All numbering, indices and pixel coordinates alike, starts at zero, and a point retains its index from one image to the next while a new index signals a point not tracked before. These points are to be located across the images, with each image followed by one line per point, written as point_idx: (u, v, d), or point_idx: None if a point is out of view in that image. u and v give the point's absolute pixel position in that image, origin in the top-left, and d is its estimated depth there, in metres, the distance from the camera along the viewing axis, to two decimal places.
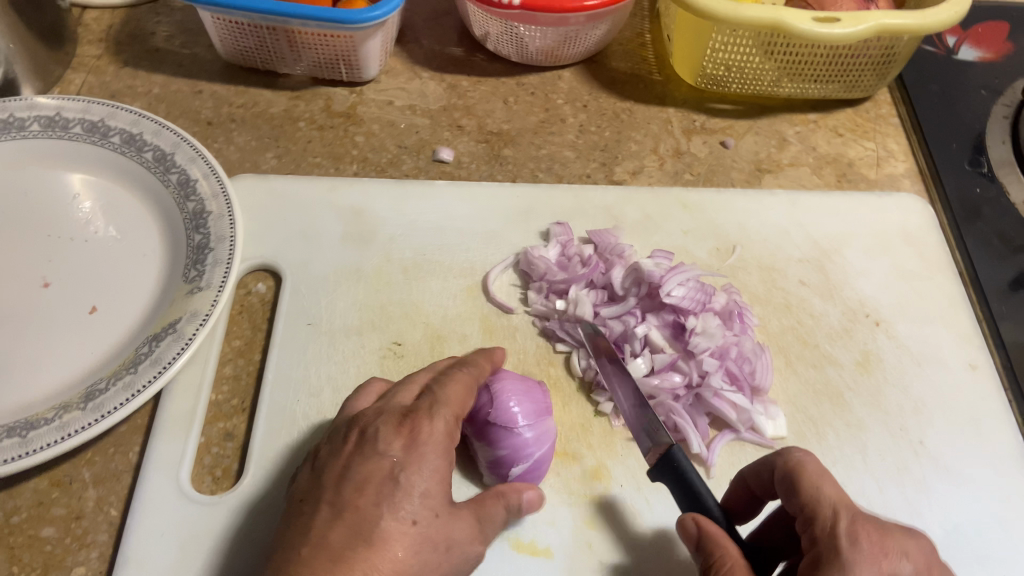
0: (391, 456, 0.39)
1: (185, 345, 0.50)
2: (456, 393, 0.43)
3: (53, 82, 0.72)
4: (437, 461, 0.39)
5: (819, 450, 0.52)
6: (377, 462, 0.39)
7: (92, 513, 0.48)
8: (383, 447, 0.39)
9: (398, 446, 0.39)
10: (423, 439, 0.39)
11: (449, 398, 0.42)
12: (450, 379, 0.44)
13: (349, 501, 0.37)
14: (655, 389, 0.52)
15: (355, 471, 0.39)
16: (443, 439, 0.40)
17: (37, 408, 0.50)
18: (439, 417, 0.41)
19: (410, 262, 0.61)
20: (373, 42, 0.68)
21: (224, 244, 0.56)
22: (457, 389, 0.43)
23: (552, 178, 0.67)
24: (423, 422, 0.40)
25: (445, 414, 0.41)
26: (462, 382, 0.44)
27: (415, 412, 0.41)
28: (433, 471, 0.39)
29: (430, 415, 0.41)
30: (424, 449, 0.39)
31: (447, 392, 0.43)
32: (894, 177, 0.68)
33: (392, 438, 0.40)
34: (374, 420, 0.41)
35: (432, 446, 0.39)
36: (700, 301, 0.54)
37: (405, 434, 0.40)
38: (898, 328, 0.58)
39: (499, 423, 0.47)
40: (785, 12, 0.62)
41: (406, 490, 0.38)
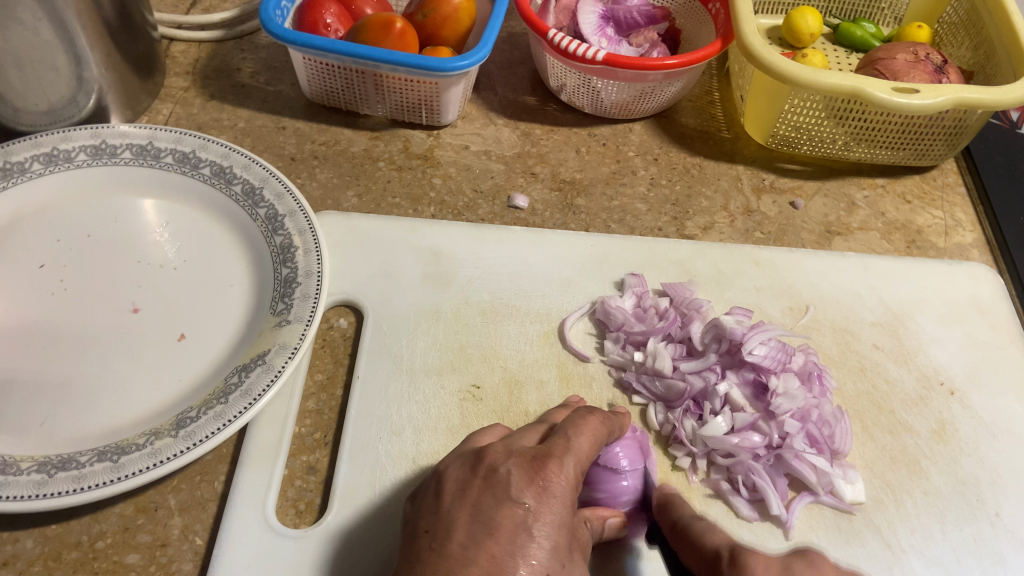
0: (524, 504, 0.40)
1: (273, 377, 0.51)
2: (588, 444, 0.44)
3: (142, 111, 0.74)
4: (565, 511, 0.41)
5: (897, 517, 0.52)
6: (510, 509, 0.39)
7: (177, 542, 0.48)
8: (516, 494, 0.40)
9: (530, 494, 0.40)
10: (556, 490, 0.41)
11: (579, 449, 0.44)
12: (583, 427, 0.45)
13: (483, 547, 0.38)
14: (735, 448, 0.52)
15: (488, 514, 0.39)
16: (570, 489, 0.42)
17: (127, 432, 0.51)
18: (569, 468, 0.42)
19: (487, 305, 0.62)
20: (456, 89, 0.70)
21: (312, 279, 0.56)
22: (587, 442, 0.44)
23: (625, 230, 0.68)
24: (553, 472, 0.42)
25: (574, 465, 0.43)
26: (591, 435, 0.45)
27: (546, 461, 0.42)
28: (563, 522, 0.40)
29: (561, 465, 0.42)
30: (554, 501, 0.40)
31: (580, 441, 0.44)
32: (963, 247, 0.69)
33: (524, 485, 0.40)
34: (504, 461, 0.42)
35: (561, 498, 0.41)
36: (781, 361, 0.55)
37: (538, 483, 0.41)
38: (972, 398, 0.59)
39: (603, 465, 0.49)
40: (865, 81, 0.64)
41: (539, 541, 0.39)
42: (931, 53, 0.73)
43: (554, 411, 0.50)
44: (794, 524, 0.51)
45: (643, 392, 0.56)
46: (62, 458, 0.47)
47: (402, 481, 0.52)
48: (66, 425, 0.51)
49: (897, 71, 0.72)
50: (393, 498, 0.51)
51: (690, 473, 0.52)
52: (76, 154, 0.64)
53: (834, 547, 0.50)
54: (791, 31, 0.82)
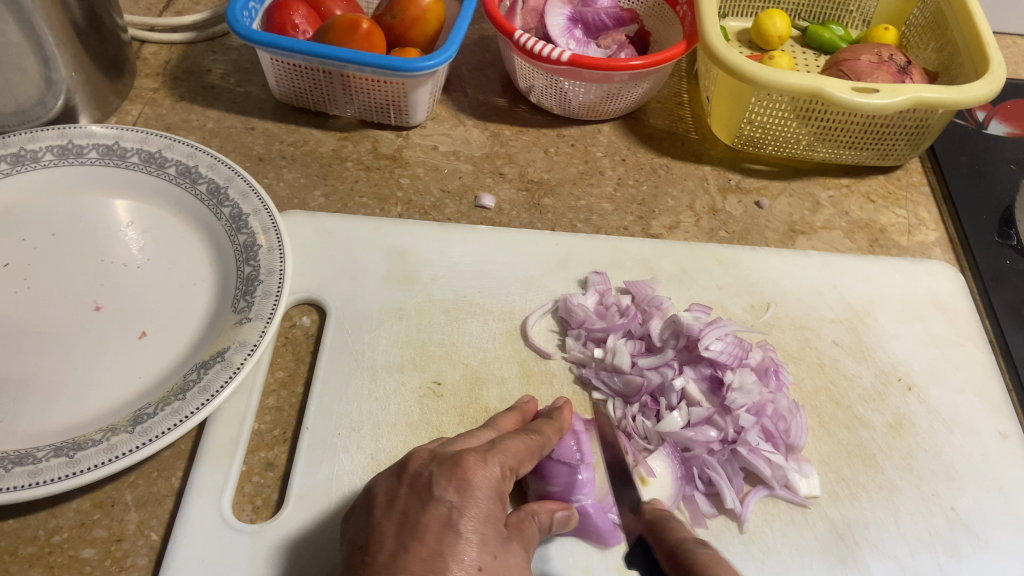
0: (447, 501, 0.40)
1: (233, 373, 0.51)
2: (515, 447, 0.44)
3: (112, 112, 0.74)
4: (489, 505, 0.41)
5: (850, 510, 0.52)
6: (434, 508, 0.40)
7: (132, 537, 0.48)
8: (438, 493, 0.40)
9: (453, 490, 0.40)
10: (477, 484, 0.41)
11: (506, 448, 0.44)
12: (512, 435, 0.45)
13: (411, 552, 0.38)
14: (690, 441, 0.53)
15: (414, 518, 0.40)
16: (495, 483, 0.42)
17: (84, 428, 0.51)
18: (493, 464, 0.42)
19: (451, 303, 0.62)
20: (423, 89, 0.71)
21: (274, 277, 0.57)
22: (516, 445, 0.44)
23: (590, 229, 0.69)
24: (474, 466, 0.41)
25: (499, 461, 0.43)
26: (522, 442, 0.45)
27: (467, 457, 0.42)
28: (486, 516, 0.40)
29: (482, 460, 0.42)
30: (477, 494, 0.40)
31: (507, 443, 0.44)
32: (926, 245, 0.70)
33: (445, 482, 0.41)
34: (428, 465, 0.42)
35: (485, 491, 0.41)
36: (738, 356, 0.56)
37: (459, 476, 0.41)
38: (930, 394, 0.59)
39: (556, 459, 0.50)
40: (825, 81, 0.65)
41: (466, 535, 0.39)
42: (895, 55, 0.74)
43: (500, 416, 0.50)
44: (748, 517, 0.51)
45: (603, 387, 0.56)
46: (18, 453, 0.48)
47: (359, 476, 0.52)
48: (23, 420, 0.51)
49: (861, 73, 0.73)
50: (350, 494, 0.51)
51: (648, 470, 0.52)
52: (44, 154, 0.64)
53: (788, 540, 0.50)
54: (759, 33, 0.83)
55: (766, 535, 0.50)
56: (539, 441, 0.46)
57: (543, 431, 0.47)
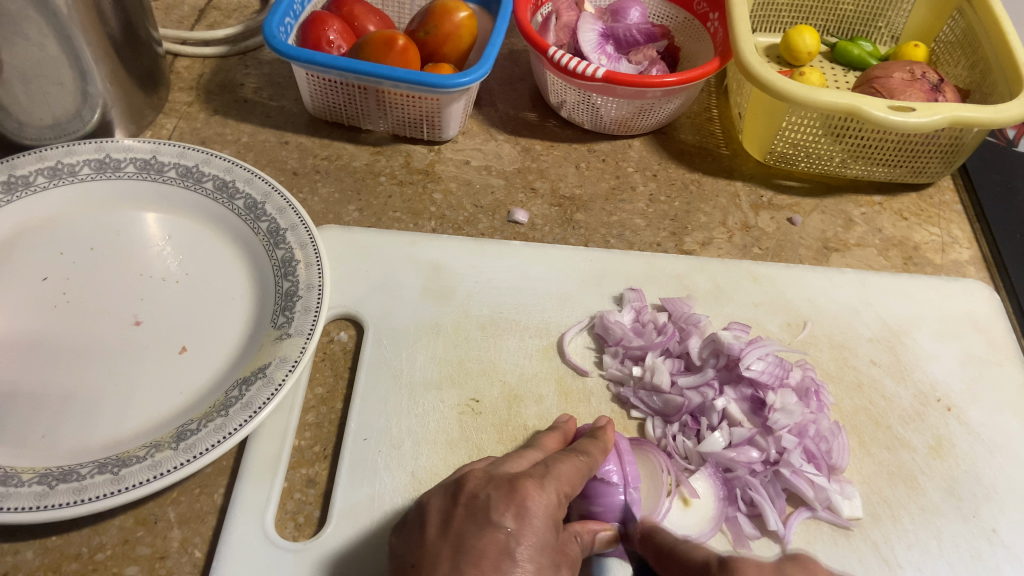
0: (505, 528, 0.40)
1: (274, 391, 0.51)
2: (568, 471, 0.45)
3: (146, 125, 0.74)
4: (546, 532, 0.41)
5: (893, 533, 0.52)
6: (492, 534, 0.40)
7: (176, 554, 0.48)
8: (497, 517, 0.40)
9: (511, 516, 0.40)
10: (535, 510, 0.41)
11: (560, 473, 0.44)
12: (564, 458, 0.46)
13: None
14: (732, 462, 0.52)
15: (470, 542, 0.40)
16: (551, 509, 0.42)
17: (127, 444, 0.51)
18: (549, 490, 0.43)
19: (487, 319, 0.62)
20: (457, 105, 0.71)
21: (313, 292, 0.57)
22: (569, 470, 0.45)
23: (624, 245, 0.69)
24: (531, 492, 0.42)
25: (555, 487, 0.43)
26: (573, 464, 0.45)
27: (524, 482, 0.42)
28: (544, 544, 0.40)
29: (539, 485, 0.43)
30: (535, 521, 0.41)
31: (559, 468, 0.45)
32: (960, 263, 0.70)
33: (503, 507, 0.41)
34: (484, 486, 0.43)
35: (542, 518, 0.41)
36: (778, 376, 0.56)
37: (517, 502, 0.41)
38: (969, 414, 0.59)
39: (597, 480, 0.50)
40: (861, 99, 0.64)
41: (523, 564, 0.39)
42: (927, 72, 0.74)
43: (543, 436, 0.50)
44: (791, 539, 0.51)
45: (641, 407, 0.56)
46: (63, 470, 0.48)
47: (401, 493, 0.52)
48: (67, 436, 0.51)
49: (893, 90, 0.73)
50: (391, 511, 0.51)
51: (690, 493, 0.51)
52: (81, 168, 0.64)
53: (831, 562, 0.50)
54: (789, 49, 0.83)
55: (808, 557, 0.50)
56: (589, 462, 0.46)
57: (591, 451, 0.48)
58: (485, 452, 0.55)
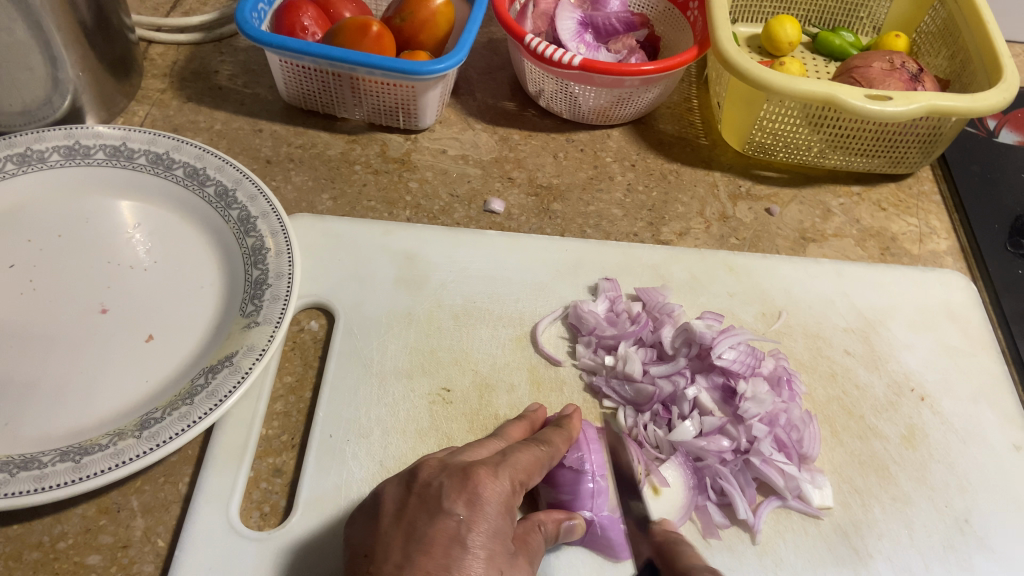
0: (456, 515, 0.39)
1: (241, 379, 0.50)
2: (526, 459, 0.44)
3: (118, 112, 0.73)
4: (498, 519, 0.40)
5: (864, 522, 0.52)
6: (442, 522, 0.39)
7: (139, 543, 0.48)
8: (448, 505, 0.40)
9: (463, 503, 0.40)
10: (487, 497, 0.40)
11: (516, 461, 0.43)
12: (522, 446, 0.45)
13: (418, 565, 0.38)
14: (702, 451, 0.52)
15: (422, 531, 0.39)
16: (505, 497, 0.41)
17: (91, 432, 0.50)
18: (503, 477, 0.42)
19: (460, 308, 0.61)
20: (432, 93, 0.70)
21: (282, 280, 0.56)
22: (526, 457, 0.44)
23: (600, 235, 0.68)
24: (484, 478, 0.41)
25: (510, 475, 0.42)
26: (531, 452, 0.45)
27: (477, 469, 0.42)
28: (495, 532, 0.40)
29: (493, 473, 0.42)
30: (487, 508, 0.40)
31: (517, 456, 0.44)
32: (937, 254, 0.69)
33: (455, 494, 0.40)
34: (438, 474, 0.42)
35: (495, 505, 0.40)
36: (750, 365, 0.55)
37: (469, 489, 0.40)
38: (942, 404, 0.59)
39: (567, 466, 0.49)
40: (838, 88, 0.64)
41: (473, 551, 0.38)
42: (907, 62, 0.74)
43: (509, 425, 0.49)
44: (760, 528, 0.50)
45: (613, 396, 0.56)
46: (24, 458, 0.47)
47: (368, 483, 0.52)
48: (29, 424, 0.50)
49: (872, 80, 0.73)
50: (357, 501, 0.51)
51: (660, 480, 0.51)
52: (50, 154, 0.64)
53: (801, 551, 0.50)
54: (770, 39, 0.82)
55: (778, 546, 0.50)
56: (549, 452, 0.46)
57: (552, 441, 0.47)
58: (454, 441, 0.54)
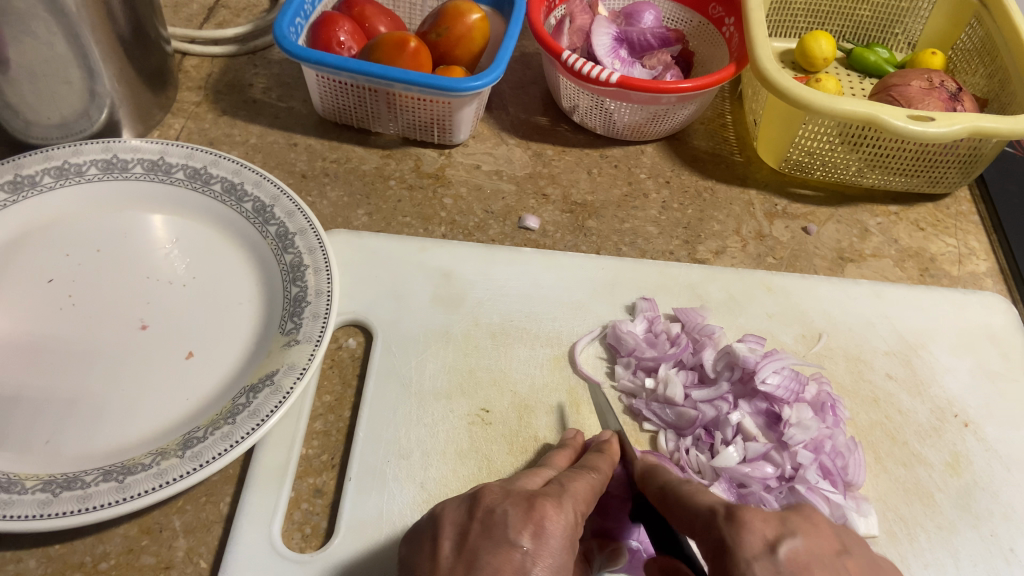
0: (521, 547, 0.39)
1: (282, 398, 0.50)
2: (583, 489, 0.44)
3: (154, 125, 0.74)
4: (563, 554, 0.40)
5: (910, 551, 0.51)
6: (507, 552, 0.39)
7: (181, 564, 0.48)
8: (513, 535, 0.39)
9: (528, 534, 0.40)
10: (552, 530, 0.40)
11: (575, 491, 0.44)
12: (576, 476, 0.45)
13: None
14: (747, 477, 0.52)
15: (484, 559, 0.38)
16: (568, 529, 0.41)
17: (133, 451, 0.50)
18: (567, 510, 0.42)
19: (498, 327, 0.61)
20: (468, 108, 0.70)
21: (321, 298, 0.56)
22: (584, 487, 0.44)
23: (636, 253, 0.68)
24: (550, 512, 0.41)
25: (572, 507, 0.43)
26: (587, 481, 0.45)
27: (543, 501, 0.42)
28: (560, 566, 0.39)
29: (557, 505, 0.42)
30: (551, 541, 0.40)
31: (575, 486, 0.44)
32: (977, 275, 0.69)
33: (521, 526, 0.40)
34: (501, 501, 0.42)
35: (558, 539, 0.40)
36: (794, 391, 0.55)
37: (535, 521, 0.40)
38: (986, 430, 0.58)
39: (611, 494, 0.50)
40: (879, 108, 0.63)
41: None
42: (946, 81, 0.73)
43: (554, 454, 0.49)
44: None
45: (654, 419, 0.55)
46: (67, 477, 0.47)
47: (409, 505, 0.51)
48: (71, 442, 0.50)
49: (911, 99, 0.72)
50: (399, 523, 0.51)
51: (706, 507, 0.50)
52: (88, 168, 0.64)
53: None
54: (804, 55, 0.82)
55: None
56: (601, 479, 0.46)
57: (600, 466, 0.47)
58: (495, 463, 0.54)
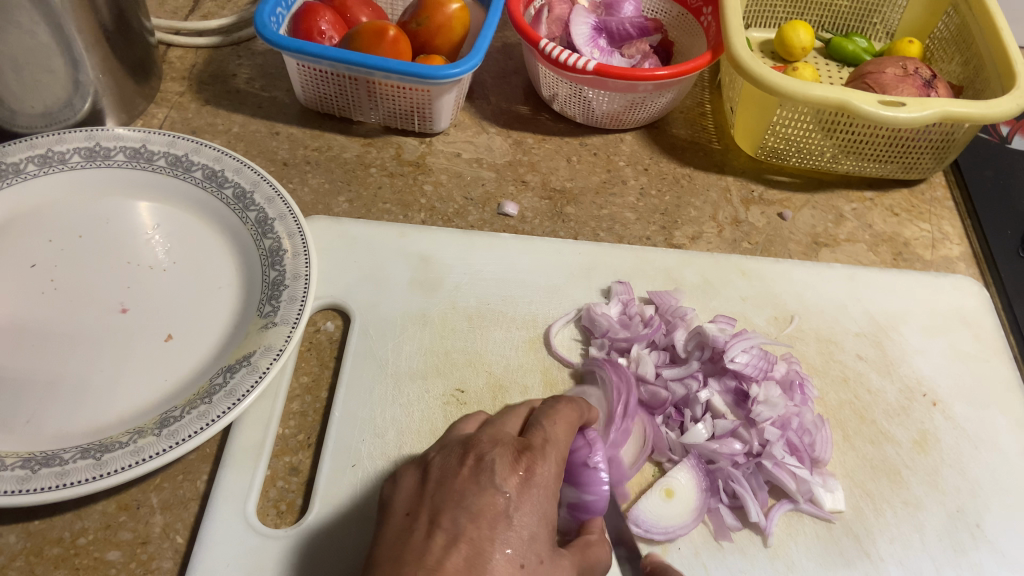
0: (504, 493, 0.41)
1: (259, 378, 0.51)
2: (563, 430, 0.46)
3: (137, 114, 0.74)
4: (547, 502, 0.42)
5: (875, 526, 0.52)
6: (491, 497, 0.41)
7: (158, 540, 0.48)
8: (499, 481, 0.42)
9: (513, 482, 0.42)
10: (539, 479, 0.42)
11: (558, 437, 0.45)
12: (556, 414, 0.47)
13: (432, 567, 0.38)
14: (715, 454, 0.53)
15: (470, 501, 0.41)
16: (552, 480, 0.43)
17: (111, 430, 0.51)
18: (553, 459, 0.44)
19: (474, 310, 0.62)
20: (448, 96, 0.71)
21: (299, 282, 0.57)
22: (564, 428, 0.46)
23: (613, 238, 0.69)
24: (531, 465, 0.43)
25: (558, 455, 0.44)
26: (566, 420, 0.47)
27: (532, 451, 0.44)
28: (543, 513, 0.42)
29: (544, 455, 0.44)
30: (535, 491, 0.42)
31: (557, 429, 0.46)
32: (950, 260, 0.69)
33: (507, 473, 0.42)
34: (491, 449, 0.43)
35: (544, 487, 0.43)
36: (763, 369, 0.56)
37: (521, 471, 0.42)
38: (955, 409, 0.59)
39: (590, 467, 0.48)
40: (852, 94, 0.64)
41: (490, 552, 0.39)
42: (920, 68, 0.74)
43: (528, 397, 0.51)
44: (773, 531, 0.51)
45: None
46: (45, 455, 0.48)
47: (383, 483, 0.52)
48: (51, 422, 0.51)
49: (885, 86, 0.73)
50: (373, 500, 0.52)
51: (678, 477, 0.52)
52: (71, 156, 0.65)
53: (813, 554, 0.50)
54: (783, 44, 0.83)
55: (789, 549, 0.50)
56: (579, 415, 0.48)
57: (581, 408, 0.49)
58: None
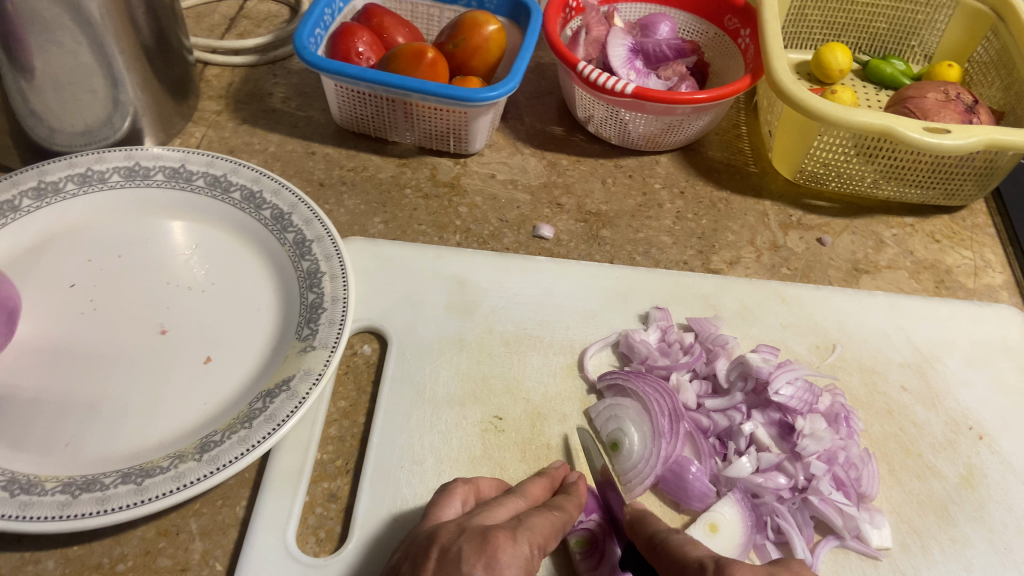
0: None
1: (298, 404, 0.50)
2: (541, 523, 0.43)
3: (175, 133, 0.75)
4: None
5: (923, 563, 0.51)
6: None
7: (197, 567, 0.48)
8: (466, 569, 0.39)
9: (481, 568, 0.39)
10: (506, 561, 0.39)
11: (534, 525, 0.43)
12: (538, 512, 0.44)
13: None
14: (759, 488, 0.52)
15: None
16: (525, 561, 0.40)
17: (151, 454, 0.51)
18: (521, 542, 0.41)
19: (512, 335, 0.61)
20: (484, 118, 0.70)
21: (337, 305, 0.57)
22: (543, 521, 0.43)
23: (650, 262, 0.68)
24: (504, 543, 0.40)
25: (527, 539, 0.41)
26: (548, 518, 0.44)
27: (496, 533, 0.41)
28: None
29: (512, 537, 0.41)
30: (506, 571, 0.39)
31: (533, 520, 0.43)
32: (993, 288, 0.68)
33: (474, 558, 0.39)
34: (456, 539, 0.41)
35: (514, 568, 0.39)
36: (809, 402, 0.55)
37: (488, 553, 0.39)
38: (1001, 444, 0.58)
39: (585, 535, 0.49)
40: (895, 120, 0.63)
41: None
42: (962, 93, 0.73)
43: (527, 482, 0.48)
44: (819, 568, 0.50)
45: None
46: (86, 480, 0.47)
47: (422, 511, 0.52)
48: (91, 444, 0.51)
49: (927, 111, 0.72)
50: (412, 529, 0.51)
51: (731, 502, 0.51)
52: (110, 175, 0.65)
53: None
54: (820, 67, 0.82)
55: None
56: (564, 517, 0.45)
57: (565, 506, 0.46)
58: (507, 470, 0.54)
